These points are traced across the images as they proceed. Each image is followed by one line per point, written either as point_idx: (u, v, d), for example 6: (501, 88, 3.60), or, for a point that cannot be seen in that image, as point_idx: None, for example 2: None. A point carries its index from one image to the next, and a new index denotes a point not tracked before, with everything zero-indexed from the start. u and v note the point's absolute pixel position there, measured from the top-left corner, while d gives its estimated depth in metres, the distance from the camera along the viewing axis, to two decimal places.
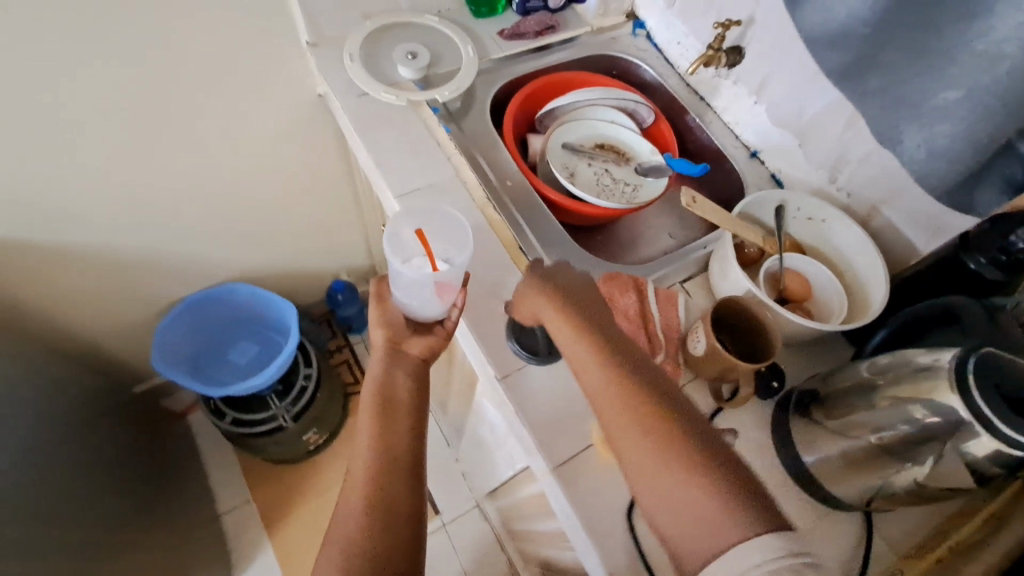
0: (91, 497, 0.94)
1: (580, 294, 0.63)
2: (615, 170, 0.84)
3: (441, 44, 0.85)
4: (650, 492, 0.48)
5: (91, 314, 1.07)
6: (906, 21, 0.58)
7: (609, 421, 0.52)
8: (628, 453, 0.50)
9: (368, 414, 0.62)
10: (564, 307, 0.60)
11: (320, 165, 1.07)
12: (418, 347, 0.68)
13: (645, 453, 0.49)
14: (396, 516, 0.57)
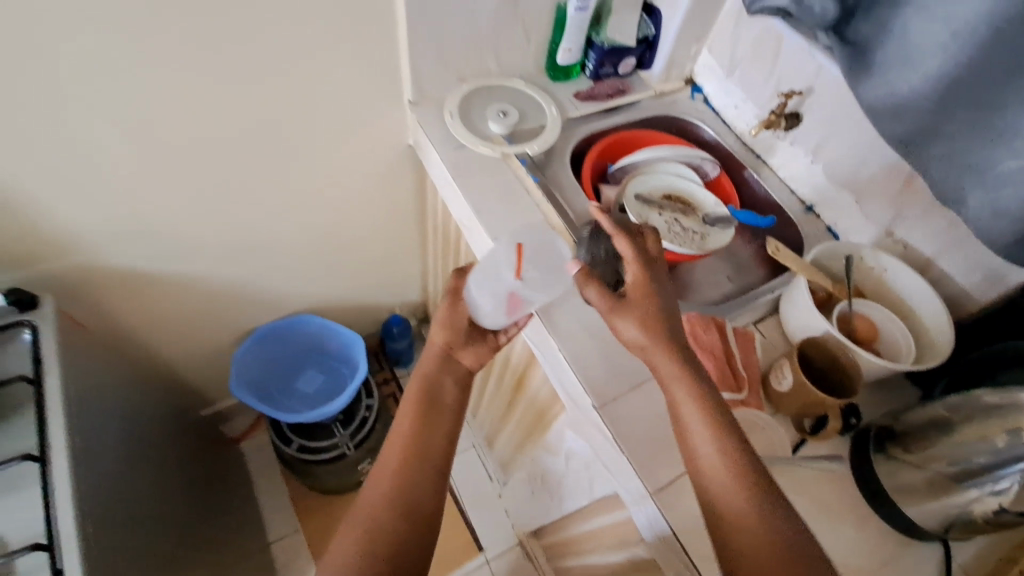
0: (200, 505, 1.02)
1: (662, 307, 0.64)
2: (683, 219, 0.91)
3: (526, 104, 0.96)
4: (721, 511, 0.55)
5: (180, 343, 1.12)
6: (967, 96, 0.63)
7: (697, 446, 0.58)
8: (712, 480, 0.56)
9: (413, 411, 0.70)
10: (654, 337, 0.63)
11: (400, 210, 1.16)
12: (468, 358, 0.75)
13: (728, 491, 0.55)
14: (414, 514, 0.64)
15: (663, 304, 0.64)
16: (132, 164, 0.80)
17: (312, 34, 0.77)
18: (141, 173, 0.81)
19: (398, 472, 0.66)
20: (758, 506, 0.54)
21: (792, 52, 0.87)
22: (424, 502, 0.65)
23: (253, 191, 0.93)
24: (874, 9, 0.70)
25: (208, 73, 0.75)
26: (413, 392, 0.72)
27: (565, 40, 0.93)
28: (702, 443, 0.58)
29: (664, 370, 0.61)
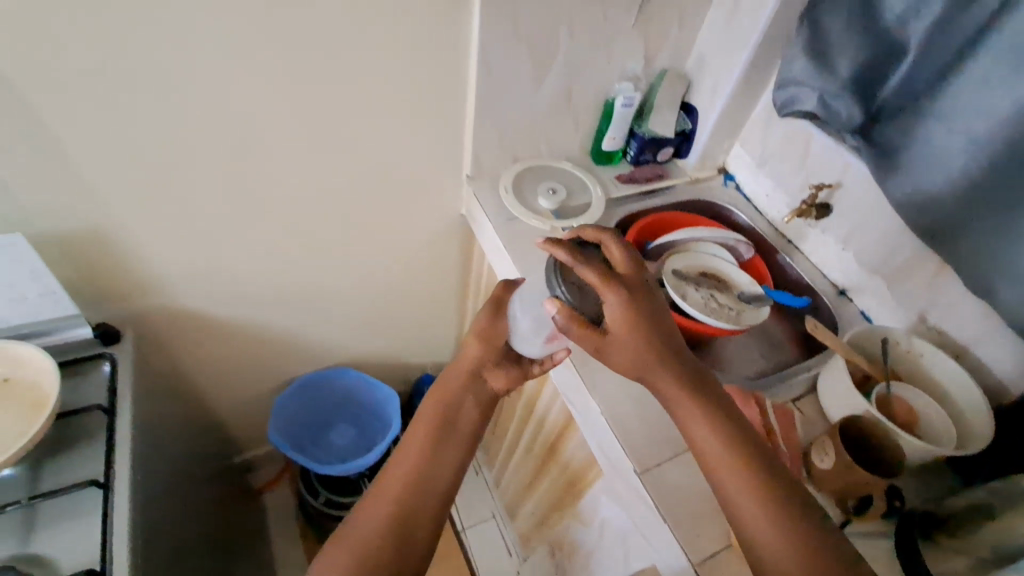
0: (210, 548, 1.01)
1: (646, 308, 0.65)
2: (719, 295, 0.96)
3: (573, 183, 1.05)
4: (739, 512, 0.57)
5: (226, 388, 1.16)
6: (991, 198, 0.68)
7: (705, 449, 0.61)
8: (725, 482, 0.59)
9: (429, 427, 0.71)
10: (639, 337, 0.64)
11: (444, 274, 1.23)
12: (499, 381, 0.75)
13: (740, 491, 0.58)
14: (409, 532, 0.63)
15: (645, 306, 0.65)
16: (225, 223, 0.86)
17: (401, 119, 0.87)
18: (231, 231, 0.88)
19: (408, 481, 0.66)
20: (777, 514, 0.56)
21: (821, 150, 0.95)
22: (424, 523, 0.64)
23: (322, 252, 1.00)
24: (897, 118, 0.78)
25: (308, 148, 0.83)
26: (435, 405, 0.73)
27: (611, 130, 1.03)
28: (711, 446, 0.60)
29: (656, 373, 0.64)
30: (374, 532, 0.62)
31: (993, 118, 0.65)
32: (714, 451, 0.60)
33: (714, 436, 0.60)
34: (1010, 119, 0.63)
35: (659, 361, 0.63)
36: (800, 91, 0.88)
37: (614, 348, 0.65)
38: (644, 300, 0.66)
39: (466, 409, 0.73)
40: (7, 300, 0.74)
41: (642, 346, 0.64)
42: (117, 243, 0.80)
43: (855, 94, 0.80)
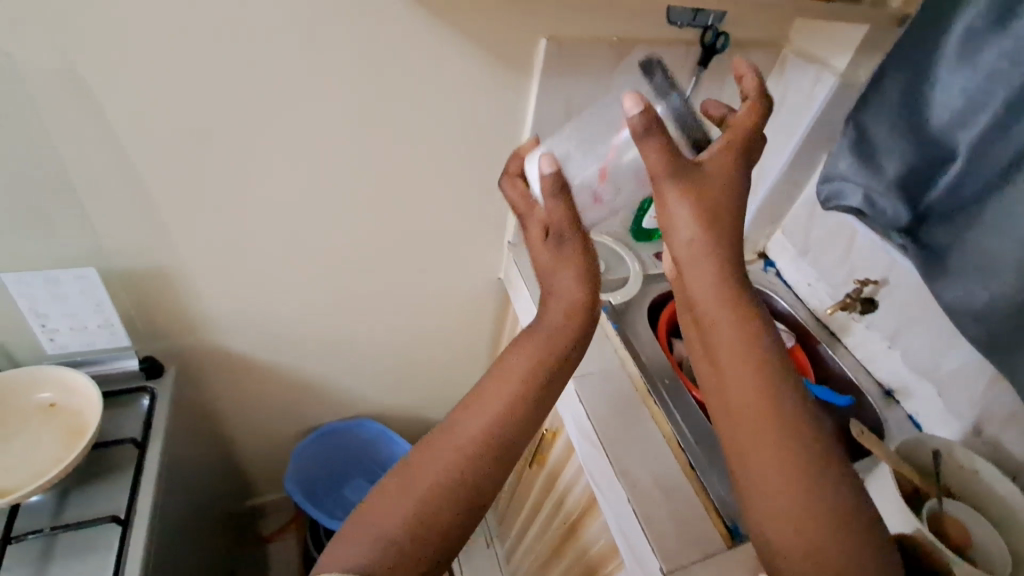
0: None
1: (729, 202, 0.53)
2: None
3: (610, 258, 1.06)
4: (749, 470, 0.49)
5: (251, 430, 1.17)
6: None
7: (731, 389, 0.51)
8: (736, 432, 0.50)
9: (523, 372, 0.57)
10: (698, 216, 0.52)
11: (475, 335, 1.23)
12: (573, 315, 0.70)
13: (759, 445, 0.49)
14: (465, 495, 0.52)
15: (729, 200, 0.54)
16: (278, 271, 0.90)
17: (454, 189, 0.91)
18: (281, 280, 0.92)
19: (491, 435, 0.54)
20: (800, 491, 0.47)
21: (865, 245, 0.94)
22: (483, 488, 0.53)
23: (362, 304, 1.02)
24: (945, 221, 0.77)
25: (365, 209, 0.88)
26: (523, 363, 0.58)
27: (652, 209, 1.06)
28: (739, 386, 0.51)
29: (695, 275, 0.53)
30: (429, 510, 0.50)
31: None
32: (740, 400, 0.50)
33: (750, 382, 0.50)
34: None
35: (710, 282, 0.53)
36: (845, 186, 0.88)
37: (669, 237, 0.55)
38: (717, 181, 0.53)
39: (569, 351, 0.59)
40: (72, 331, 0.82)
41: (702, 242, 0.52)
42: (176, 282, 0.84)
43: (902, 194, 0.81)
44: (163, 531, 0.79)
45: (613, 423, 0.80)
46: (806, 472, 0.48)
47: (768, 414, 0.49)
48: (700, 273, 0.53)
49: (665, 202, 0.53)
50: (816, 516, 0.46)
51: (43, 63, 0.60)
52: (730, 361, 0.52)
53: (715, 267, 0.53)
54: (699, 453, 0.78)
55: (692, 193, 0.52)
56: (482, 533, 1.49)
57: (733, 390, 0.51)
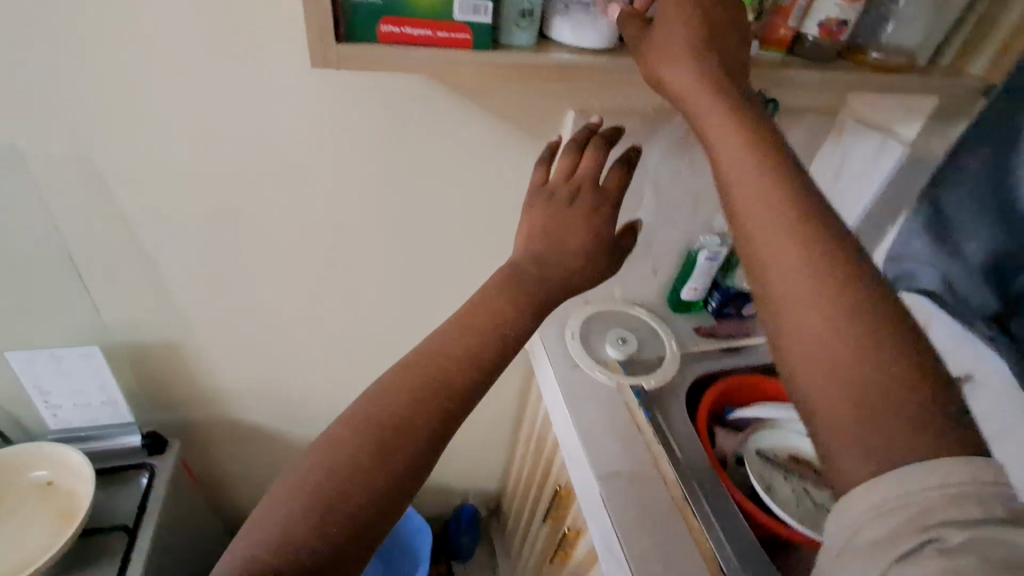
0: None
1: (717, 47, 0.50)
2: (814, 492, 0.82)
3: (645, 332, 0.97)
4: (800, 329, 0.41)
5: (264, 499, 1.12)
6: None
7: (757, 236, 0.45)
8: (779, 280, 0.43)
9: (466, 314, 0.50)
10: (699, 67, 0.49)
11: (501, 402, 1.16)
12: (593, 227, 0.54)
13: (797, 289, 0.42)
14: (388, 445, 0.43)
15: (718, 44, 0.50)
16: (291, 348, 0.86)
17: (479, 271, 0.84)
18: (295, 358, 0.87)
19: (422, 376, 0.46)
20: (857, 332, 0.40)
21: (945, 336, 0.81)
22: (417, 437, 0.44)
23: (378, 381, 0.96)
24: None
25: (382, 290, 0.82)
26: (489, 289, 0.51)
27: (692, 280, 0.98)
28: (762, 224, 0.44)
29: (708, 120, 0.48)
30: (391, 429, 0.44)
31: None
32: (774, 255, 0.44)
33: (772, 218, 0.44)
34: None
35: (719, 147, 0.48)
36: (916, 267, 0.78)
37: (671, 89, 0.50)
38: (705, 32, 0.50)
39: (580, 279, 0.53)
40: (75, 406, 0.85)
41: (705, 95, 0.49)
42: (186, 357, 0.82)
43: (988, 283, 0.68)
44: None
45: (644, 541, 0.70)
46: (855, 319, 0.40)
47: (800, 248, 0.43)
48: (711, 115, 0.48)
49: (660, 66, 0.50)
50: (876, 384, 0.38)
51: (53, 149, 0.60)
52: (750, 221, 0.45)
53: (711, 98, 0.48)
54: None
55: (694, 53, 0.49)
56: None
57: (759, 235, 0.44)
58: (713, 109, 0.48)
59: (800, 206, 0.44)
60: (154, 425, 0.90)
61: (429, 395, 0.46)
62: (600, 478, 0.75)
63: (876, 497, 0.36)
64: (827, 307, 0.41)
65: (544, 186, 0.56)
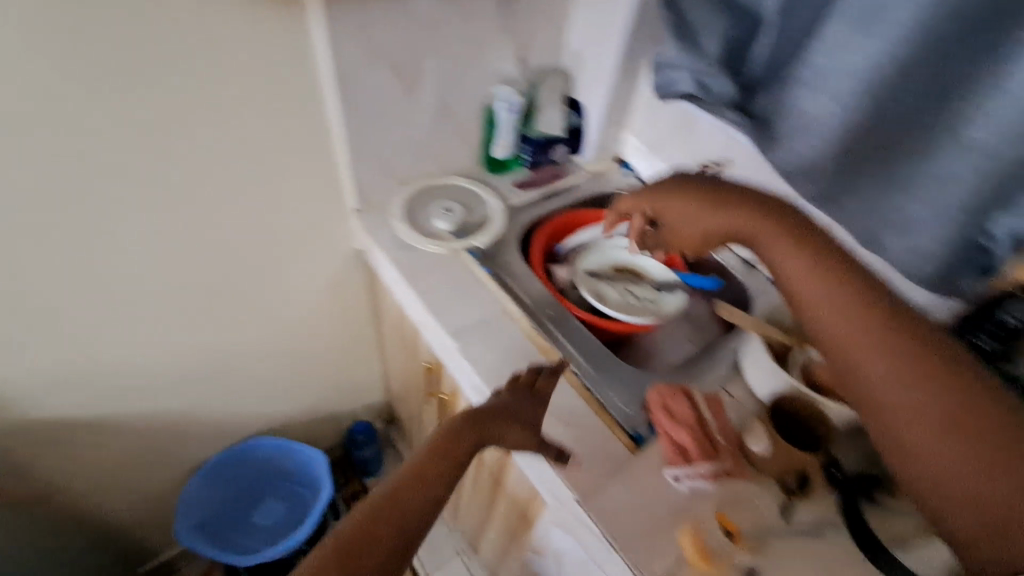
0: None
1: (703, 183, 0.75)
2: (636, 288, 0.94)
3: (469, 198, 0.99)
4: (848, 348, 0.55)
5: (126, 487, 1.04)
6: (873, 154, 0.69)
7: (788, 273, 0.62)
8: (816, 309, 0.58)
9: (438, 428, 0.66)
10: (696, 192, 0.74)
11: (355, 313, 1.14)
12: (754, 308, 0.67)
13: (841, 330, 0.56)
14: (380, 541, 0.58)
15: (700, 183, 0.75)
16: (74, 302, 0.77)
17: (261, 167, 0.80)
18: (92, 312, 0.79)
19: (395, 502, 0.60)
20: (857, 307, 0.55)
21: (707, 129, 0.95)
22: (403, 531, 0.59)
23: (198, 319, 0.90)
24: (769, 90, 0.80)
25: (155, 211, 0.75)
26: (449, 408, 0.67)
27: (500, 137, 0.98)
28: (811, 287, 0.59)
29: (704, 212, 0.73)
30: (368, 527, 0.58)
31: (857, 81, 0.65)
32: (813, 305, 0.59)
33: (823, 279, 0.59)
34: (887, 61, 0.62)
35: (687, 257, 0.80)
36: (675, 74, 0.85)
37: (666, 214, 0.78)
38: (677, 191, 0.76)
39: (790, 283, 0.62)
40: None
41: (690, 200, 0.75)
42: None
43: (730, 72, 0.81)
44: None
45: (505, 371, 0.76)
46: (897, 359, 0.52)
47: (843, 285, 0.57)
48: (676, 202, 0.76)
49: (663, 215, 0.78)
50: (950, 400, 0.49)
51: None
52: (794, 278, 0.61)
53: (701, 209, 0.73)
54: (594, 373, 0.78)
55: (684, 186, 0.76)
56: None
57: (807, 293, 0.60)
58: (686, 200, 0.75)
59: (833, 256, 0.60)
60: None
61: (403, 507, 0.60)
62: (453, 334, 0.79)
63: (922, 456, 0.49)
64: (842, 284, 0.57)
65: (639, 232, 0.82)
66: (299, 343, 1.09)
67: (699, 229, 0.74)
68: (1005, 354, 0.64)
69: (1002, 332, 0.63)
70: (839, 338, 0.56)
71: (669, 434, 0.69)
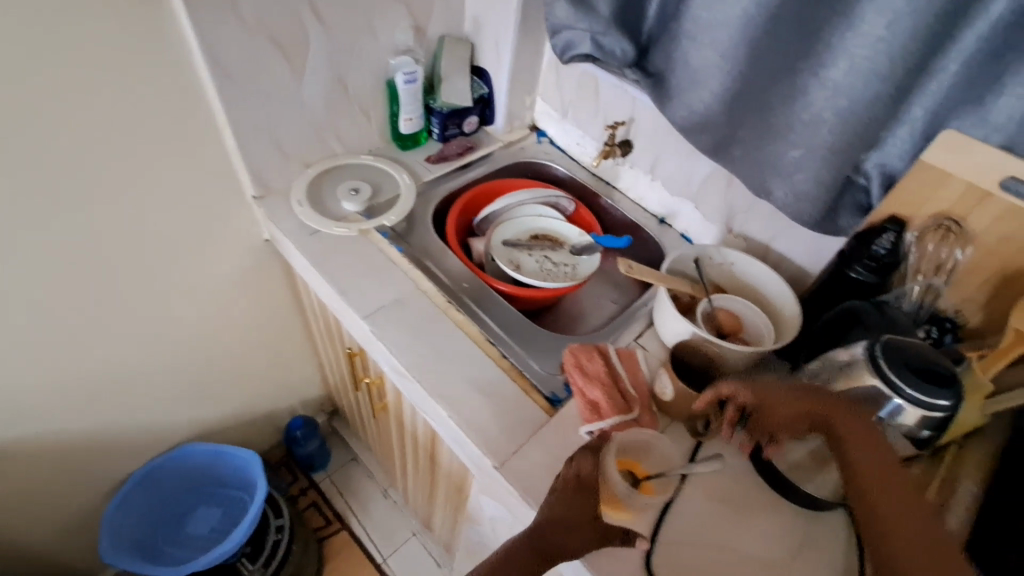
0: None
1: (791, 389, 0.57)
2: (553, 254, 0.95)
3: (377, 177, 0.96)
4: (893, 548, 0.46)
5: (34, 522, 0.95)
6: (756, 102, 0.69)
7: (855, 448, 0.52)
8: (878, 501, 0.49)
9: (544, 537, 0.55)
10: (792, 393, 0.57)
11: (274, 307, 1.09)
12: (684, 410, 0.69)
13: (899, 526, 0.48)
14: None
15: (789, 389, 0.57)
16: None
17: (141, 157, 0.74)
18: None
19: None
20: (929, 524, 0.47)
21: (609, 89, 0.95)
22: None
23: (91, 330, 0.83)
24: (662, 44, 0.80)
25: (17, 214, 0.67)
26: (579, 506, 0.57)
27: (403, 111, 0.95)
28: (869, 454, 0.52)
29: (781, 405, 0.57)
30: None
31: (731, 27, 0.65)
32: (879, 488, 0.50)
33: (882, 466, 0.51)
34: (756, 6, 0.61)
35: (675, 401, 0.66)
36: (573, 35, 0.85)
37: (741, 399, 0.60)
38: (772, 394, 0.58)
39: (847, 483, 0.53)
40: None
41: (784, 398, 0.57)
42: None
43: (621, 29, 0.81)
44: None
45: (420, 348, 0.75)
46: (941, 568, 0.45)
47: (903, 489, 0.50)
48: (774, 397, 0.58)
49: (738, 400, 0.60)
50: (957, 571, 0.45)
51: None
52: (838, 434, 0.54)
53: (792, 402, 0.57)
54: (510, 341, 0.79)
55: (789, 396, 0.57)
56: (374, 488, 1.47)
57: (857, 455, 0.52)
58: (794, 405, 0.57)
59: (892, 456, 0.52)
60: None
61: None
62: (367, 317, 0.77)
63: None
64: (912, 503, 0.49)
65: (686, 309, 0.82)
66: (216, 343, 1.04)
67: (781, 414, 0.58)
68: (880, 284, 0.68)
69: (874, 264, 0.67)
70: (856, 469, 0.52)
71: (582, 391, 0.70)
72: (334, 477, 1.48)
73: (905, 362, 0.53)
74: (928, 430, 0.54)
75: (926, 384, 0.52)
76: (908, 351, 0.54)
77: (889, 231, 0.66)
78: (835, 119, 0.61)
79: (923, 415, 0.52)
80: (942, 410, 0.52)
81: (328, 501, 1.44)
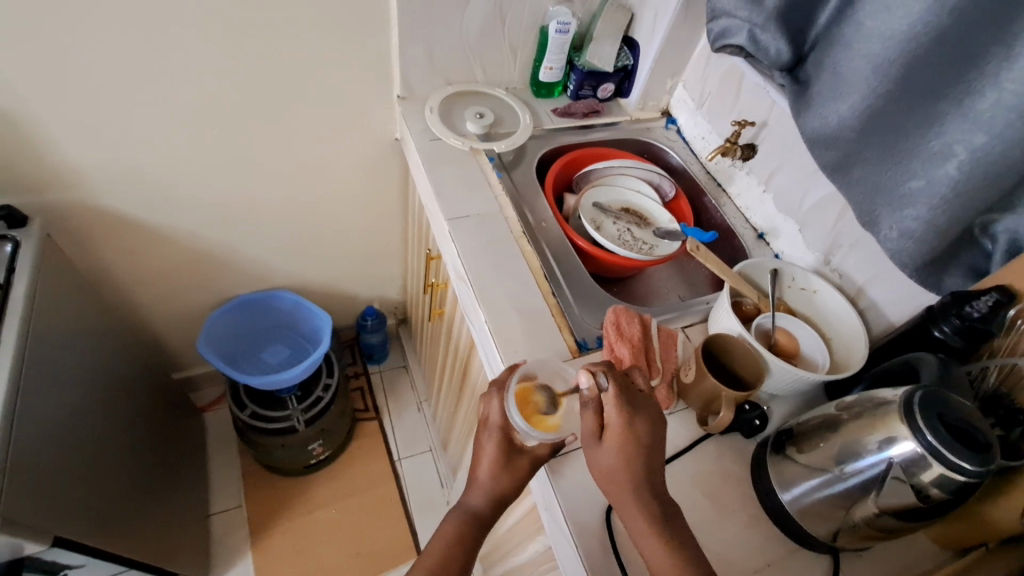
0: (141, 431, 1.08)
1: (631, 406, 0.58)
2: (636, 230, 0.99)
3: (504, 113, 1.05)
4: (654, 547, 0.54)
5: (164, 299, 1.21)
6: (894, 123, 0.64)
7: (634, 464, 0.56)
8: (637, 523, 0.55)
9: (488, 466, 0.64)
10: (628, 410, 0.57)
11: (383, 203, 1.23)
12: (694, 401, 0.71)
13: (655, 551, 0.53)
14: (466, 541, 0.64)
15: (632, 405, 0.58)
16: (147, 115, 0.88)
17: (322, 31, 0.88)
18: (161, 129, 0.91)
19: (466, 516, 0.65)
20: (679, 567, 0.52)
21: (752, 87, 0.92)
22: (476, 528, 0.65)
23: (246, 161, 1.02)
24: (819, 50, 0.73)
25: (227, 46, 0.85)
26: (491, 443, 0.65)
27: (547, 59, 1.02)
28: (642, 471, 0.56)
29: (616, 417, 0.57)
30: (457, 549, 0.64)
31: (890, 40, 0.61)
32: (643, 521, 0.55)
33: (647, 489, 0.56)
34: (923, 21, 0.57)
35: (610, 382, 0.58)
36: (731, 23, 0.83)
37: (598, 399, 0.58)
38: (618, 408, 0.57)
39: (621, 489, 0.56)
40: None
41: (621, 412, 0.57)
42: (33, 133, 0.83)
43: (782, 26, 0.74)
44: (50, 377, 0.83)
45: (485, 259, 0.82)
46: None
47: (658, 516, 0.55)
48: (613, 410, 0.57)
49: (597, 400, 0.58)
50: None
51: None
52: (627, 453, 0.56)
53: (619, 414, 0.57)
54: (564, 283, 0.84)
55: (627, 411, 0.57)
56: (411, 398, 1.61)
57: (636, 473, 0.56)
58: (620, 422, 0.57)
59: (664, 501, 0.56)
60: (30, 213, 0.93)
61: (470, 523, 0.65)
62: (449, 219, 0.86)
63: None
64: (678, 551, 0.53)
65: (749, 314, 0.80)
66: (329, 214, 1.20)
67: (599, 426, 0.58)
68: (965, 351, 0.63)
69: (960, 326, 0.62)
70: (626, 486, 0.56)
71: (611, 347, 0.72)
72: (383, 373, 1.64)
73: (940, 414, 0.50)
74: (942, 491, 0.50)
75: (957, 441, 0.48)
76: (948, 405, 0.51)
77: (988, 295, 0.60)
78: (967, 154, 0.56)
79: (946, 476, 0.48)
80: (963, 473, 0.48)
81: (372, 391, 1.60)
